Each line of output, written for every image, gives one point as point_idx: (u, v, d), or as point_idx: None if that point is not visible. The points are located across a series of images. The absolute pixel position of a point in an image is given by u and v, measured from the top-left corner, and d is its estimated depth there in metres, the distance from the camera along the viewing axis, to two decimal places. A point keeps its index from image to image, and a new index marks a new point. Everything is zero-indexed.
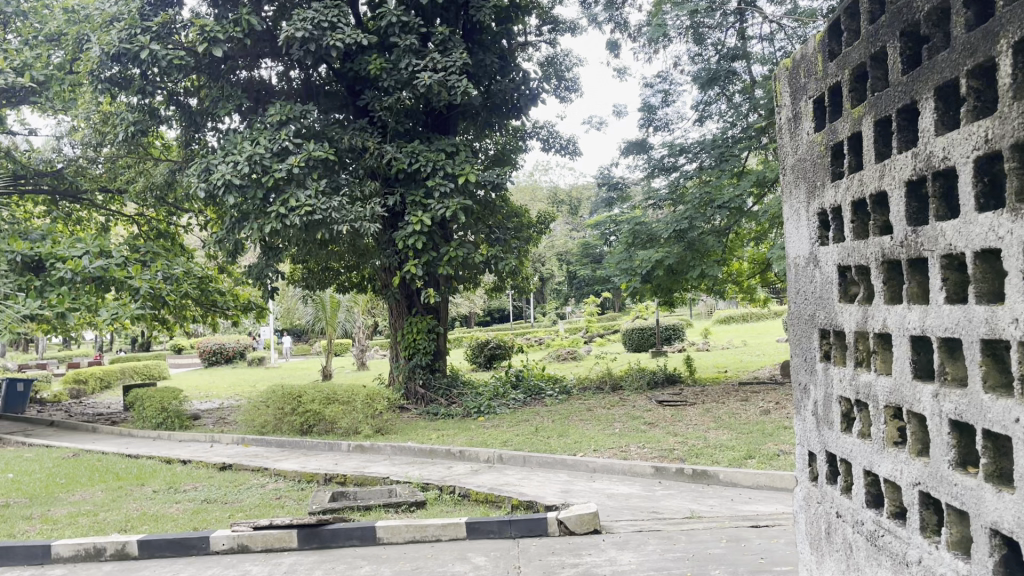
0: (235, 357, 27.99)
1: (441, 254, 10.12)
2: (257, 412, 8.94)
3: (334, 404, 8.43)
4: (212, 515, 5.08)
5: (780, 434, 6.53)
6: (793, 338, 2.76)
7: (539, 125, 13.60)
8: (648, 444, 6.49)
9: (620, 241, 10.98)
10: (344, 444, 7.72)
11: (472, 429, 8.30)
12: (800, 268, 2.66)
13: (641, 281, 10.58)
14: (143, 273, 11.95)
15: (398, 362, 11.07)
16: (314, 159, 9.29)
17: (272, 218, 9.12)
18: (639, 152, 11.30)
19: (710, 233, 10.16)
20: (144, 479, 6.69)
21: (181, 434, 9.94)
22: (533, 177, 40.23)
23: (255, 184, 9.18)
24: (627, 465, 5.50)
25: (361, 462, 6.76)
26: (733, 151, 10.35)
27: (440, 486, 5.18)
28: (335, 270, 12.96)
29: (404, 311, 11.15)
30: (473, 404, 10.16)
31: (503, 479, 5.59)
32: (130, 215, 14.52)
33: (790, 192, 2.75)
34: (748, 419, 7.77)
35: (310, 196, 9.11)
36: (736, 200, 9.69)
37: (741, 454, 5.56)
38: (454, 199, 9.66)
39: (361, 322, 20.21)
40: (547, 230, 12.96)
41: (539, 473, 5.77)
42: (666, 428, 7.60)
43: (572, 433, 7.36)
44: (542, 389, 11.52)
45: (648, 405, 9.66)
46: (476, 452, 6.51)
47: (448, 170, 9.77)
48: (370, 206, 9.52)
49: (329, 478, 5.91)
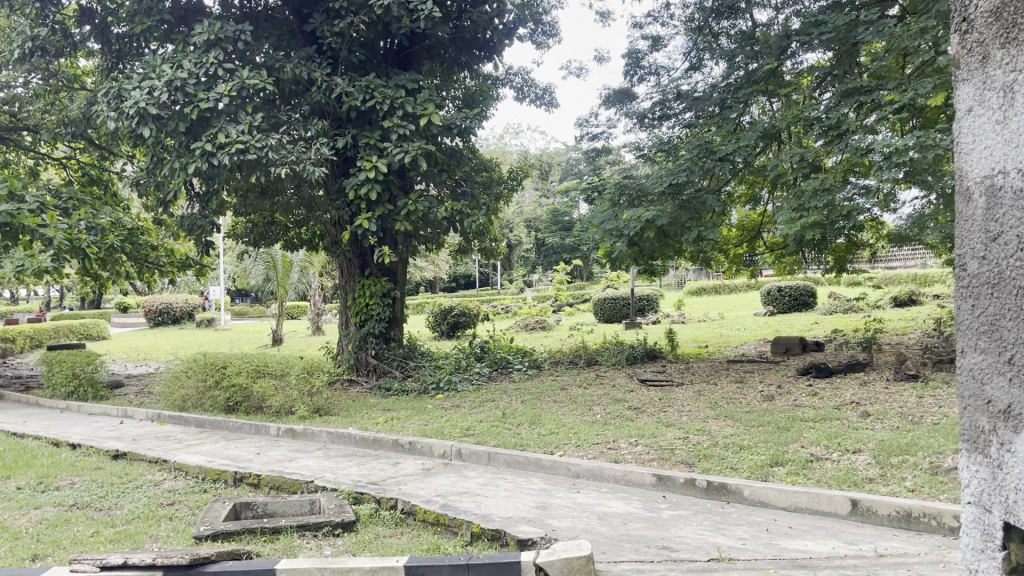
0: (184, 318, 26.49)
1: (398, 207, 8.84)
2: (177, 383, 7.68)
3: (265, 377, 7.13)
4: (71, 533, 3.82)
5: (800, 429, 5.36)
6: (969, 319, 1.63)
7: (513, 71, 12.24)
8: (640, 437, 5.31)
9: (603, 199, 9.80)
10: (272, 427, 6.45)
11: (428, 411, 7.06)
12: (1005, 196, 1.54)
13: (626, 245, 9.36)
14: (60, 221, 10.43)
15: (347, 330, 9.78)
16: (247, 89, 7.86)
17: (196, 156, 7.75)
18: (624, 102, 10.11)
19: (706, 192, 8.93)
20: (16, 468, 5.37)
21: (91, 405, 8.63)
22: (503, 140, 38.93)
23: (179, 115, 7.78)
24: (620, 471, 4.31)
25: (286, 454, 5.51)
26: (738, 97, 8.94)
27: (377, 497, 3.95)
28: (282, 224, 11.58)
29: (355, 272, 9.82)
30: (431, 378, 8.93)
31: (461, 486, 4.37)
32: (59, 159, 12.90)
33: (985, 59, 1.59)
34: (752, 407, 6.64)
35: (243, 131, 7.75)
36: (740, 153, 8.48)
37: (762, 459, 4.40)
38: (414, 143, 8.35)
39: (316, 284, 18.83)
40: (519, 187, 11.66)
41: (505, 478, 4.55)
42: (656, 416, 6.44)
43: (546, 420, 6.16)
44: (510, 363, 10.33)
45: (630, 384, 8.52)
46: (429, 445, 5.27)
47: (408, 109, 8.41)
48: (316, 146, 8.13)
49: (238, 478, 4.64)
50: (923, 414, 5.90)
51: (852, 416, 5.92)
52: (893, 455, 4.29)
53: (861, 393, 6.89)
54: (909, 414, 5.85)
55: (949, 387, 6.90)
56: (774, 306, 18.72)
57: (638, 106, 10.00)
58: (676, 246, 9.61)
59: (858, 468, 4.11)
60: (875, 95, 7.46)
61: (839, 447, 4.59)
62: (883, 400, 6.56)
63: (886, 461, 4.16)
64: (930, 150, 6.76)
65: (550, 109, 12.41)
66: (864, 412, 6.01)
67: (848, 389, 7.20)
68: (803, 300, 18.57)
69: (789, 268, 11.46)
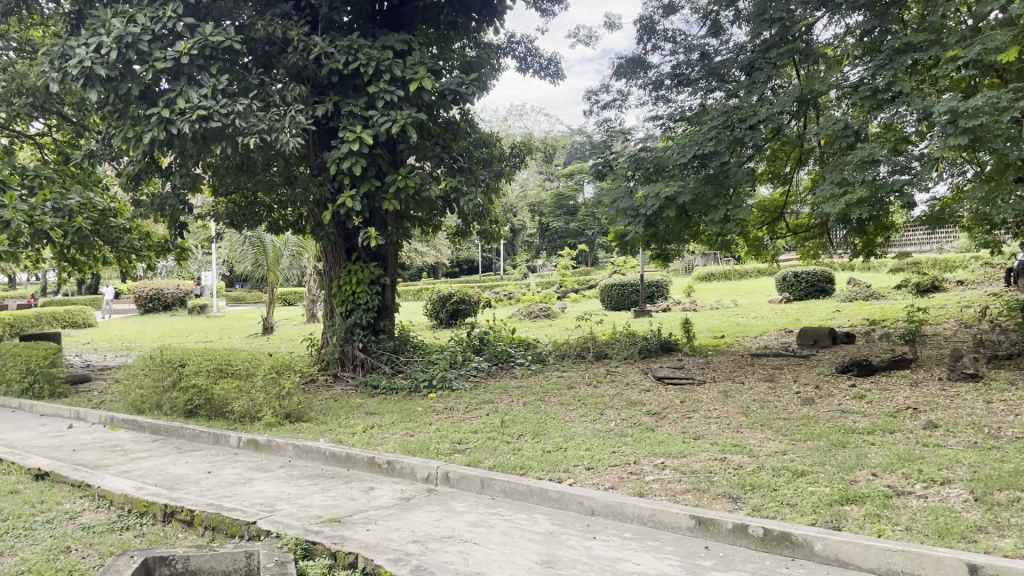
0: (175, 304, 25.65)
1: (386, 183, 7.90)
2: (133, 382, 6.78)
3: (228, 377, 6.22)
4: None
5: (860, 446, 4.43)
6: None
7: (516, 40, 11.24)
8: (667, 457, 4.37)
9: (615, 174, 8.84)
10: (233, 438, 5.53)
11: (416, 416, 6.13)
12: None
13: (642, 227, 8.39)
14: (19, 201, 9.45)
15: (332, 320, 8.84)
16: (211, 48, 6.93)
17: (152, 123, 6.82)
18: (638, 70, 9.11)
19: (733, 164, 7.93)
20: None
21: (42, 405, 7.73)
22: (506, 122, 37.96)
23: (133, 76, 6.86)
24: (647, 508, 3.38)
25: (241, 475, 4.60)
26: (767, 58, 7.85)
27: (333, 551, 3.04)
28: (266, 205, 10.65)
29: (340, 256, 8.86)
30: (424, 375, 8.00)
31: (446, 526, 3.44)
32: (33, 137, 11.96)
33: None
34: (792, 413, 5.71)
35: (205, 95, 6.81)
36: (772, 120, 7.47)
37: (827, 493, 3.45)
38: (402, 110, 7.37)
39: (309, 270, 17.94)
40: (522, 165, 10.69)
41: (502, 514, 3.62)
42: (680, 425, 5.50)
43: (553, 432, 5.23)
44: (511, 357, 9.41)
45: (645, 382, 7.60)
46: (410, 466, 4.34)
47: (396, 72, 7.42)
48: (290, 112, 7.17)
49: (168, 512, 3.72)
50: (1001, 424, 4.93)
51: (914, 428, 4.96)
52: (996, 491, 3.34)
53: (918, 396, 5.96)
54: (984, 425, 4.89)
55: (1018, 389, 5.94)
56: (790, 293, 17.74)
57: (654, 74, 9.00)
58: (696, 227, 8.64)
59: (957, 509, 3.17)
60: (932, 49, 6.40)
61: (921, 475, 3.64)
62: (945, 406, 5.60)
63: (991, 499, 3.22)
64: (1001, 113, 5.70)
65: (555, 81, 11.41)
66: (928, 422, 5.07)
67: (898, 391, 6.27)
68: (821, 286, 17.60)
69: (813, 252, 10.48)
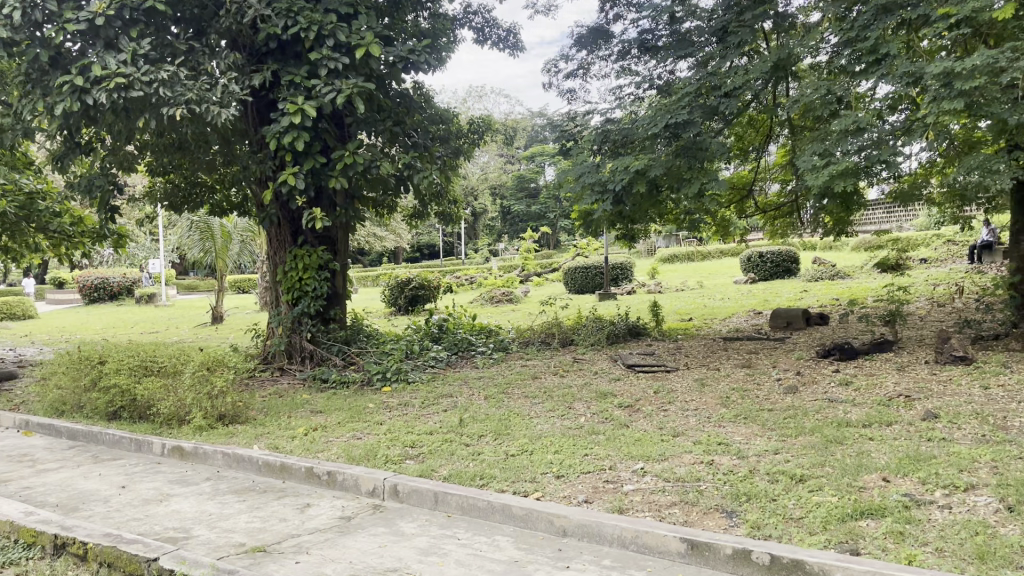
0: (121, 295, 24.60)
1: (333, 160, 7.25)
2: (50, 382, 6.09)
3: (152, 376, 5.57)
4: None
5: (859, 444, 3.96)
6: None
7: (472, 10, 10.60)
8: (647, 461, 3.85)
9: (580, 150, 8.29)
10: (157, 445, 4.89)
11: (365, 415, 5.54)
12: None
13: (611, 205, 7.85)
14: None
15: (277, 309, 8.17)
16: (131, 7, 6.21)
17: (65, 92, 6.09)
18: (601, 39, 8.55)
19: (706, 135, 7.42)
20: None
21: None
22: (465, 105, 37.21)
23: (42, 40, 6.12)
24: (628, 528, 2.87)
25: (159, 490, 3.98)
26: (740, 22, 7.33)
27: None
28: (207, 185, 9.90)
29: (286, 240, 8.19)
30: (378, 367, 7.41)
31: (391, 556, 2.88)
32: None
33: None
34: (776, 404, 5.25)
35: (125, 60, 6.09)
36: (748, 88, 6.97)
37: (837, 504, 2.96)
38: (347, 79, 6.73)
39: (261, 256, 17.15)
40: (480, 141, 10.08)
41: (459, 537, 3.07)
42: (656, 420, 5.00)
43: (516, 431, 4.69)
44: (472, 345, 8.86)
45: (614, 370, 7.10)
46: (354, 478, 3.78)
47: (340, 38, 6.75)
48: (223, 80, 6.48)
49: (58, 544, 3.11)
50: (1005, 413, 4.52)
51: (913, 419, 4.52)
52: None
53: (908, 382, 5.54)
54: (989, 415, 4.47)
55: (1014, 372, 5.56)
56: (755, 273, 17.39)
57: (618, 43, 8.44)
58: (665, 204, 8.14)
59: (992, 523, 2.71)
60: (919, 9, 5.96)
61: (941, 480, 3.17)
62: (940, 393, 5.18)
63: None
64: (998, 75, 5.27)
65: (514, 54, 10.82)
66: (927, 412, 4.63)
67: (886, 376, 5.86)
68: (786, 266, 17.30)
69: (782, 232, 10.05)
